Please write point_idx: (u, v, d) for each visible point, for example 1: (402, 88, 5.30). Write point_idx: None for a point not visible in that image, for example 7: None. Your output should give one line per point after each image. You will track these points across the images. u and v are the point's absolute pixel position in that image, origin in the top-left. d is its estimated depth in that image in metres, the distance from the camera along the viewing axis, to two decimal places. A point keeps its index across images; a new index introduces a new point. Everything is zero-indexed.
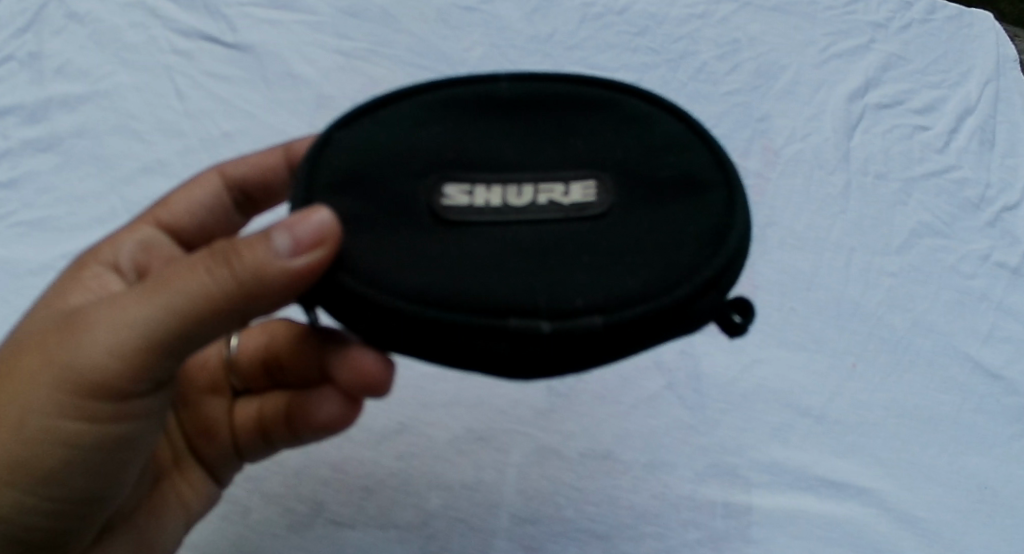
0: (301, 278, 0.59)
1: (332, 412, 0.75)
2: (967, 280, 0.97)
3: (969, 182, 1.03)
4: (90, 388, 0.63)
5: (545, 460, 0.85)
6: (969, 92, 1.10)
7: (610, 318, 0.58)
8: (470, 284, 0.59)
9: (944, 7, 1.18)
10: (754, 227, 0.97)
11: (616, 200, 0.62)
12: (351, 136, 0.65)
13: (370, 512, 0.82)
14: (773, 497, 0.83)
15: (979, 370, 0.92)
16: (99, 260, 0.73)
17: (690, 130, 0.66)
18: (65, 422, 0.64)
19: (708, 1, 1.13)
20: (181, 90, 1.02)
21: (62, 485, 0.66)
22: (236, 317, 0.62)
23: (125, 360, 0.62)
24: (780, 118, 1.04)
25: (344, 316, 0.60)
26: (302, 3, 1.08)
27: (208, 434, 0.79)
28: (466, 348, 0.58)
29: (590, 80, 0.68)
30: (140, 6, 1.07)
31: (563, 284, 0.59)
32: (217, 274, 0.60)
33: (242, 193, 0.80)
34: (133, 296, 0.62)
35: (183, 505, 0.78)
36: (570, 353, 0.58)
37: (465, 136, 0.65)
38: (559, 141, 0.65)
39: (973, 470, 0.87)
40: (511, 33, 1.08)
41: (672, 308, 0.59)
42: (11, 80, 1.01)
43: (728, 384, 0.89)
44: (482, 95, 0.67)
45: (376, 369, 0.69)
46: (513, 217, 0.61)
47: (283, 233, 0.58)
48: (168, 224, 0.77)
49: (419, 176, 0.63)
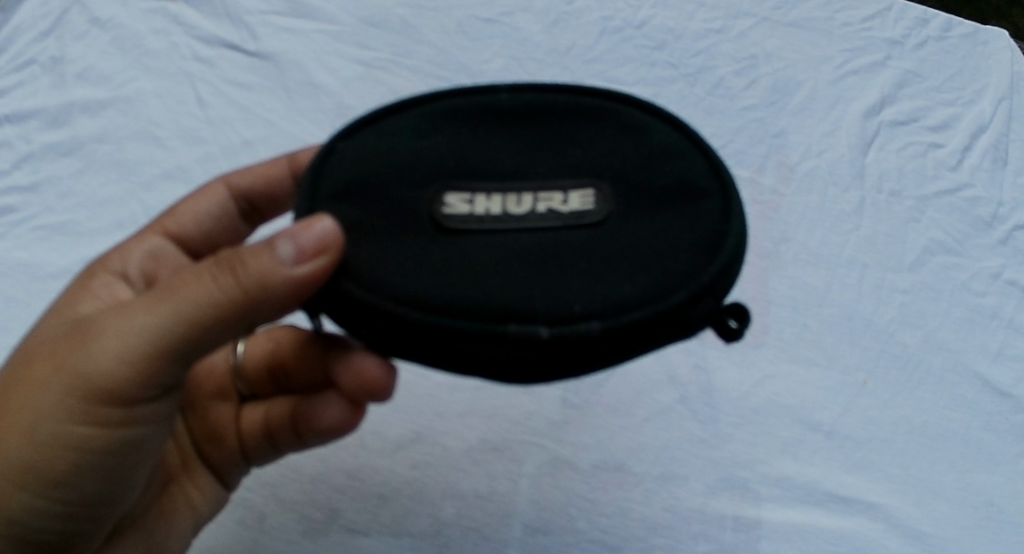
0: (305, 285, 0.60)
1: (336, 417, 0.77)
2: (978, 298, 0.97)
3: (982, 200, 1.04)
4: (100, 393, 0.64)
5: (558, 472, 0.86)
6: (983, 110, 1.11)
7: (607, 324, 0.59)
8: (470, 292, 0.60)
9: (960, 24, 1.19)
10: (769, 243, 0.98)
11: (614, 209, 0.63)
12: (354, 145, 0.66)
13: (385, 520, 0.83)
14: (784, 511, 0.84)
15: (989, 388, 0.93)
16: (108, 270, 0.73)
17: (688, 137, 0.66)
18: (75, 426, 0.65)
19: (727, 15, 1.13)
20: (202, 97, 1.03)
21: (73, 487, 0.67)
22: (243, 324, 0.63)
23: (134, 366, 0.63)
24: (796, 133, 1.05)
25: (347, 322, 0.61)
26: (323, 12, 1.08)
27: (215, 438, 0.80)
28: (467, 354, 0.59)
29: (590, 88, 0.68)
30: (162, 12, 1.08)
31: (561, 290, 0.60)
32: (224, 282, 0.61)
33: (247, 202, 0.81)
34: (141, 304, 0.63)
35: (192, 508, 0.78)
36: (568, 358, 0.59)
37: (466, 146, 0.65)
38: (558, 150, 0.65)
39: (981, 488, 0.88)
40: (531, 45, 1.09)
41: (668, 314, 0.60)
42: (34, 84, 1.03)
43: (740, 399, 0.89)
44: (483, 105, 0.67)
45: (378, 375, 0.71)
46: (512, 225, 0.62)
47: (286, 241, 0.59)
48: (175, 233, 0.78)
49: (421, 185, 0.64)
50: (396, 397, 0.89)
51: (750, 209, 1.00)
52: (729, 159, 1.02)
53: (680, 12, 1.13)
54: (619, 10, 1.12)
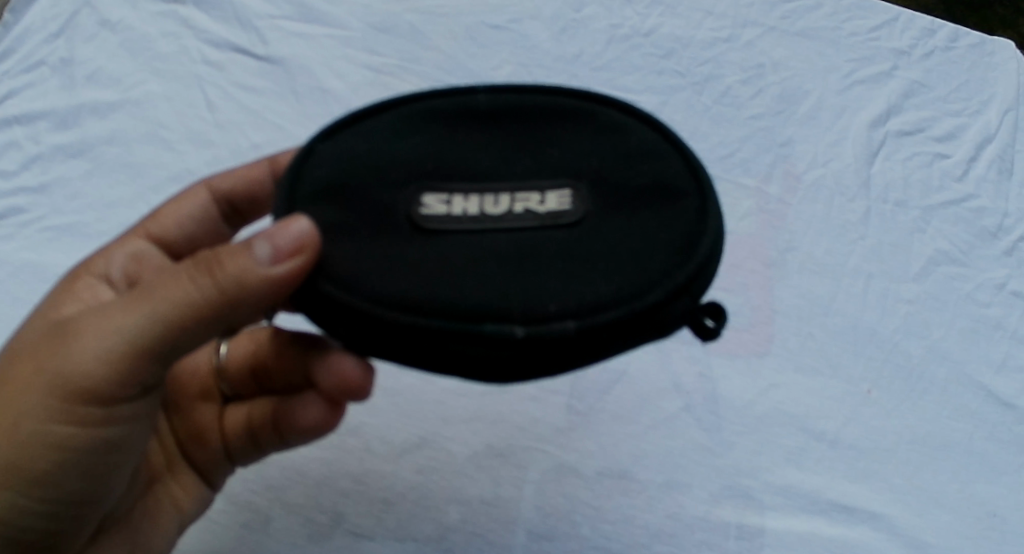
0: (283, 285, 0.61)
1: (315, 418, 0.77)
2: (983, 308, 0.98)
3: (987, 211, 1.04)
4: (79, 393, 0.64)
5: (563, 478, 0.86)
6: (989, 121, 1.11)
7: (582, 322, 0.59)
8: (446, 290, 0.60)
9: (967, 34, 1.19)
10: (775, 251, 0.98)
11: (591, 209, 0.63)
12: (333, 147, 0.67)
13: (390, 524, 0.84)
14: (788, 520, 0.85)
15: (992, 398, 0.93)
16: (92, 272, 0.74)
17: (665, 138, 0.67)
18: (55, 425, 0.65)
19: (734, 24, 1.14)
20: (211, 100, 1.03)
21: (56, 486, 0.67)
22: (221, 324, 0.64)
23: (112, 365, 0.64)
24: (803, 143, 1.05)
25: (324, 321, 0.61)
26: (333, 18, 1.09)
27: (200, 439, 0.80)
28: (441, 353, 0.59)
29: (566, 90, 0.69)
30: (172, 16, 1.08)
31: (537, 289, 0.60)
32: (202, 283, 0.62)
33: (229, 204, 0.81)
34: (121, 304, 0.63)
35: (178, 508, 0.79)
36: (545, 358, 0.59)
37: (445, 148, 0.66)
38: (536, 151, 0.66)
39: (983, 498, 0.88)
40: (539, 52, 1.09)
41: (644, 313, 0.59)
42: (44, 86, 1.04)
43: (745, 408, 0.90)
44: (461, 106, 0.68)
45: (356, 375, 0.71)
46: (489, 225, 0.62)
47: (263, 241, 0.60)
48: (157, 236, 0.78)
49: (399, 186, 0.64)
50: (401, 402, 0.89)
51: (756, 218, 1.00)
52: (735, 168, 1.03)
53: (688, 21, 1.14)
54: (628, 18, 1.13)
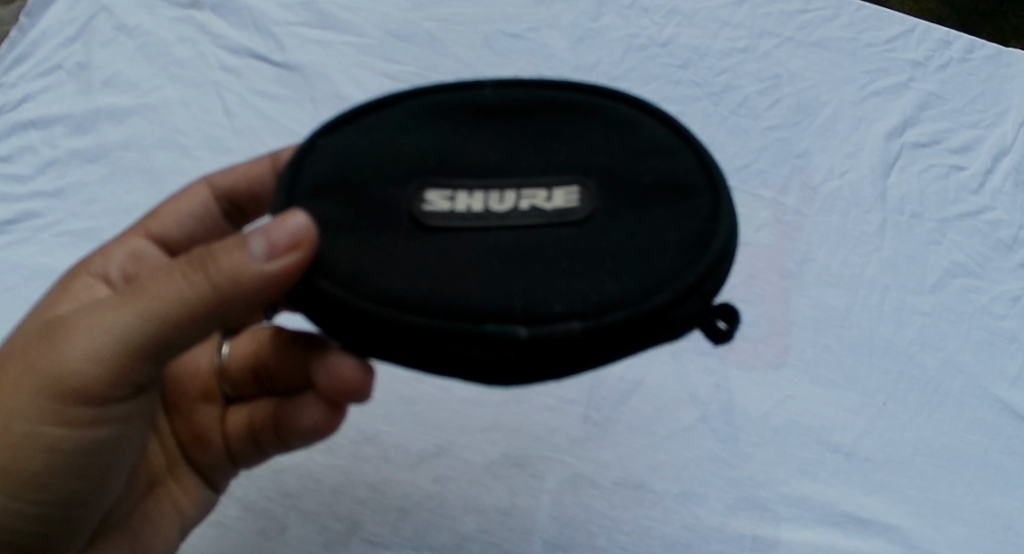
0: (278, 282, 0.61)
1: (315, 418, 0.77)
2: (999, 321, 0.97)
3: (1003, 223, 1.04)
4: (70, 392, 0.64)
5: (578, 488, 0.86)
6: (1005, 132, 1.11)
7: (588, 323, 0.59)
8: (448, 288, 0.60)
9: (983, 46, 1.19)
10: (791, 263, 0.98)
11: (599, 205, 0.63)
12: (335, 142, 0.67)
13: (405, 532, 0.84)
14: (802, 531, 0.85)
15: (1008, 412, 0.93)
16: (89, 272, 0.74)
17: (676, 134, 0.67)
18: (45, 426, 0.65)
19: (751, 35, 1.14)
20: (229, 107, 1.03)
21: (50, 488, 0.68)
22: (214, 322, 0.64)
23: (104, 364, 0.64)
24: (819, 154, 1.05)
25: (324, 319, 0.61)
26: (350, 25, 1.09)
27: (200, 440, 0.80)
28: (444, 353, 0.59)
29: (574, 85, 0.69)
30: (190, 22, 1.09)
31: (543, 288, 0.60)
32: (195, 280, 0.61)
33: (230, 202, 0.81)
34: (113, 303, 0.63)
35: (178, 511, 0.79)
36: (550, 359, 0.59)
37: (450, 144, 0.66)
38: (543, 147, 0.66)
39: (997, 511, 0.88)
40: (556, 61, 1.09)
41: (653, 314, 0.59)
42: (60, 90, 1.04)
43: (761, 419, 0.90)
44: (467, 102, 0.69)
45: (355, 375, 0.71)
46: (494, 222, 0.62)
47: (259, 237, 0.60)
48: (158, 235, 0.79)
49: (402, 182, 0.64)
50: (417, 411, 0.89)
51: (773, 229, 1.00)
52: (751, 179, 1.03)
53: (704, 31, 1.14)
54: (645, 28, 1.13)
